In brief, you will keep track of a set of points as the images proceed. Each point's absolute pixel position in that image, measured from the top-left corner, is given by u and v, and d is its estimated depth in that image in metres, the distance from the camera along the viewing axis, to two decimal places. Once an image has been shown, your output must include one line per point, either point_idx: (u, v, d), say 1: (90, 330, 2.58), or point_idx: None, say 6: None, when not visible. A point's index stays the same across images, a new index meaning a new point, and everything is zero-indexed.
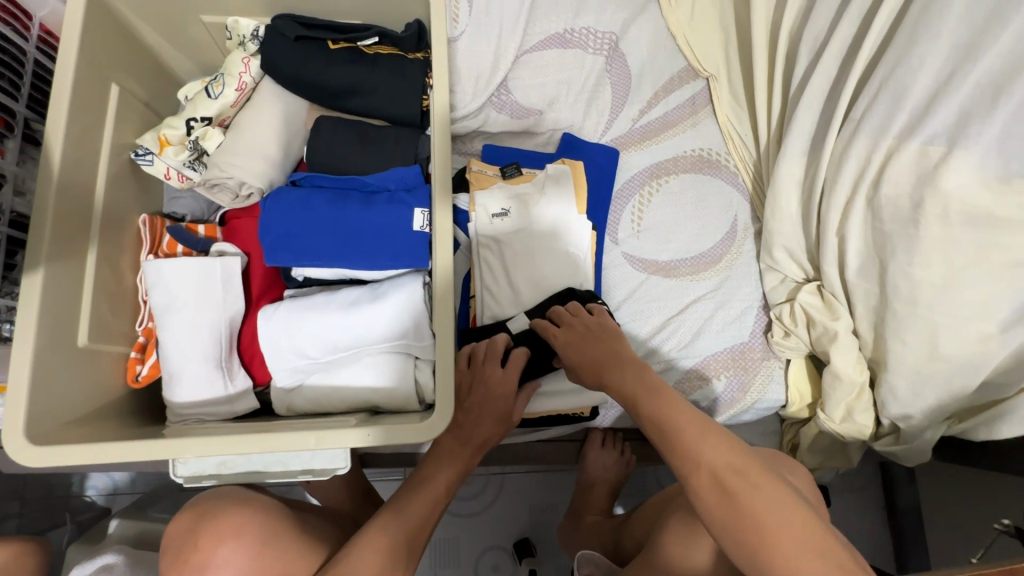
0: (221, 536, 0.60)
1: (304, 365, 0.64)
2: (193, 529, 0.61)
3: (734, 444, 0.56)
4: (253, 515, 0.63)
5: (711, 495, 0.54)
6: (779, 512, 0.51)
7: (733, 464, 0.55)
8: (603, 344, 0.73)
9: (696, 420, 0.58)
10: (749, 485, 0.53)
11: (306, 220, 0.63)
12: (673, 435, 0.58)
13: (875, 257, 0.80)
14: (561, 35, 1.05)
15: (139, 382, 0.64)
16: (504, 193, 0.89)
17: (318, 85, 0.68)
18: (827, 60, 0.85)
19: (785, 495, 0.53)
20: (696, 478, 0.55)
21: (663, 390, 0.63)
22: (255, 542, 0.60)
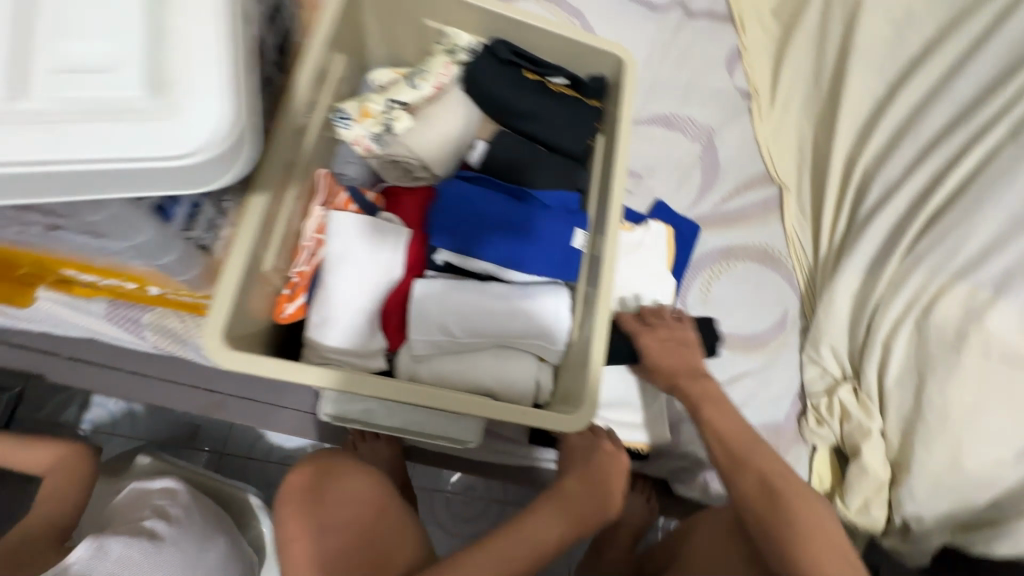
0: (343, 497, 0.64)
1: (444, 340, 0.68)
2: (290, 502, 0.64)
3: (794, 487, 0.72)
4: (370, 487, 0.66)
5: (761, 504, 0.71)
6: (802, 513, 0.69)
7: (794, 506, 0.70)
8: (693, 377, 0.86)
9: (741, 431, 0.79)
10: (779, 495, 0.71)
11: (480, 213, 0.71)
12: (731, 448, 0.77)
13: (914, 372, 0.93)
14: (667, 117, 1.20)
15: (284, 318, 0.67)
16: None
17: (507, 103, 0.77)
18: (897, 200, 1.01)
19: (811, 507, 0.70)
20: (743, 480, 0.74)
21: (744, 433, 0.79)
22: (370, 514, 0.64)
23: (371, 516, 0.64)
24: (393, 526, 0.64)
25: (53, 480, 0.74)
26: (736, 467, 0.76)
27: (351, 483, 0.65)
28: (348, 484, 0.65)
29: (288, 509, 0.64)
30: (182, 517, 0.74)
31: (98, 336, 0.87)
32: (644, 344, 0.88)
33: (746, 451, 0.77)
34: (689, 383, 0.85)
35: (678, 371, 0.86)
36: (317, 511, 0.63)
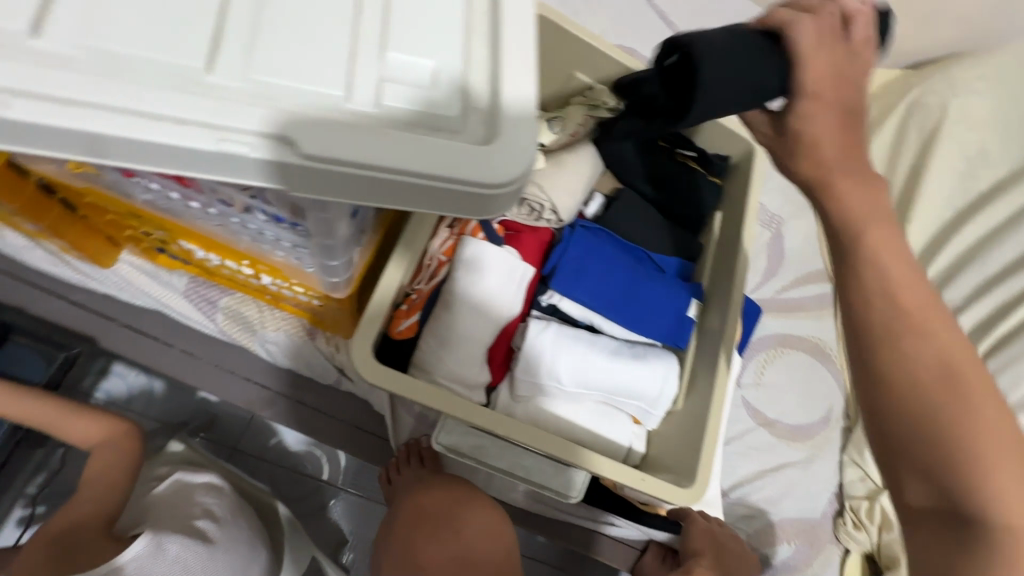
0: (466, 519, 0.74)
1: (552, 387, 0.67)
2: (422, 526, 0.75)
3: (957, 350, 0.53)
4: (490, 514, 0.75)
5: (942, 388, 0.51)
6: (988, 406, 0.52)
7: (977, 398, 0.52)
8: (888, 222, 0.55)
9: (920, 294, 0.54)
10: (966, 375, 0.52)
11: (605, 264, 0.71)
12: (893, 328, 0.53)
13: None
14: None
15: (396, 334, 0.66)
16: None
17: (636, 164, 0.79)
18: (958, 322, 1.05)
19: (995, 399, 0.52)
20: (924, 372, 0.52)
21: (918, 283, 0.54)
22: (488, 539, 0.74)
23: (487, 541, 0.74)
24: (501, 544, 0.75)
25: (98, 460, 0.71)
26: (911, 345, 0.52)
27: (473, 511, 0.75)
28: (471, 512, 0.75)
29: (422, 527, 0.75)
30: (228, 520, 0.70)
31: (169, 311, 0.83)
32: (806, 127, 0.53)
33: (910, 303, 0.53)
34: (883, 231, 0.55)
35: (834, 155, 0.54)
36: (443, 536, 0.74)
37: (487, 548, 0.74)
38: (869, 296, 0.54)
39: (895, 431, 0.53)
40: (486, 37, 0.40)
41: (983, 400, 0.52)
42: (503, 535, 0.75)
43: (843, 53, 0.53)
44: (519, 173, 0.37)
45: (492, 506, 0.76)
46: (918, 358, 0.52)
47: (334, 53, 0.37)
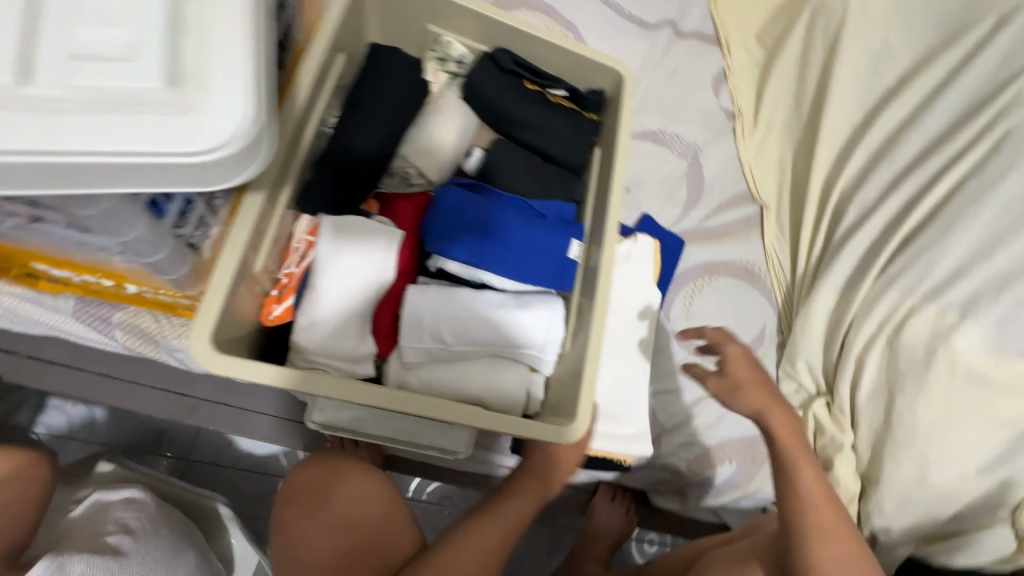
0: (346, 492, 0.70)
1: (436, 348, 0.67)
2: (314, 497, 0.70)
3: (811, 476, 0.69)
4: (372, 486, 0.71)
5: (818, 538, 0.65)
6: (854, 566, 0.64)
7: (831, 528, 0.66)
8: (760, 376, 0.72)
9: (788, 425, 0.71)
10: (835, 532, 0.66)
11: (476, 222, 0.70)
12: (792, 481, 0.69)
13: (885, 388, 0.96)
14: (654, 133, 1.22)
15: (270, 320, 0.64)
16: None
17: (507, 113, 0.77)
18: (871, 222, 1.05)
19: (853, 542, 0.66)
20: (810, 522, 0.66)
21: (805, 449, 0.71)
22: (366, 511, 0.69)
23: (366, 513, 0.69)
24: (381, 514, 0.69)
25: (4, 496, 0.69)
26: (785, 474, 0.70)
27: (354, 482, 0.71)
28: (351, 484, 0.70)
29: (296, 504, 0.70)
30: (144, 533, 0.71)
31: (67, 334, 0.82)
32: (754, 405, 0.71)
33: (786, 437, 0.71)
34: (777, 414, 0.71)
35: (747, 367, 0.72)
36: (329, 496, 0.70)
37: (365, 521, 0.68)
38: (779, 463, 0.71)
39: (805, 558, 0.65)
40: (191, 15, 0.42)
41: (833, 519, 0.66)
42: (385, 505, 0.70)
43: (736, 358, 0.72)
44: (220, 133, 0.40)
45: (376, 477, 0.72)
46: (801, 476, 0.69)
47: None
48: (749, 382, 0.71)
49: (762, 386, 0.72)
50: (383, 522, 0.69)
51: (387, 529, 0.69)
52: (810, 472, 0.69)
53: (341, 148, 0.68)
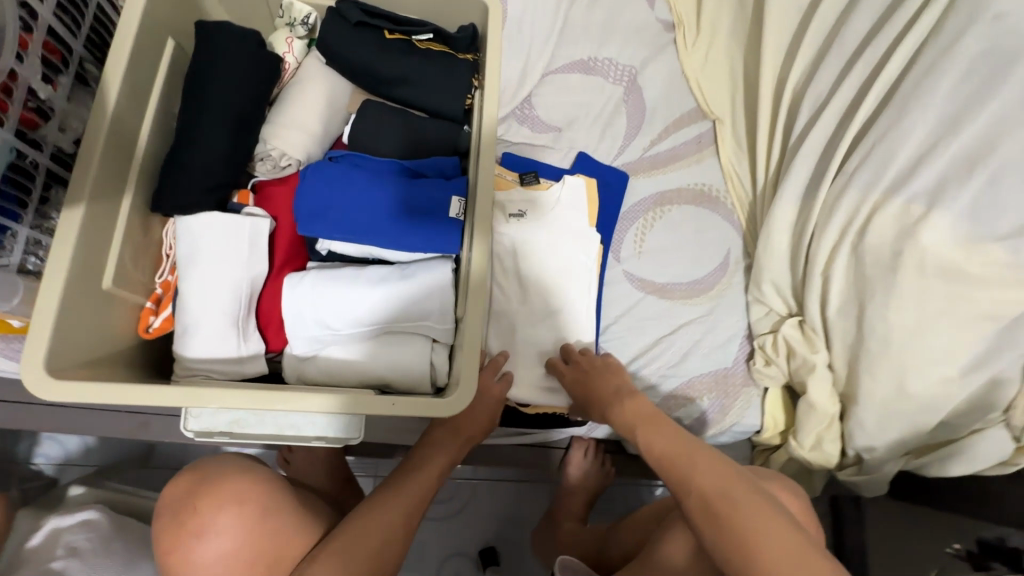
0: (214, 525, 0.56)
1: (325, 335, 0.65)
2: (190, 498, 0.58)
3: (674, 444, 0.69)
4: (247, 510, 0.56)
5: (699, 508, 0.61)
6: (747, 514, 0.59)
7: (707, 485, 0.63)
8: (604, 380, 0.82)
9: (645, 415, 0.75)
10: (720, 493, 0.62)
11: (347, 196, 0.66)
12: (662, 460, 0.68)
13: (855, 299, 0.88)
14: (584, 62, 1.12)
15: (150, 333, 0.63)
16: (522, 196, 0.93)
17: (371, 69, 0.71)
18: (826, 117, 0.94)
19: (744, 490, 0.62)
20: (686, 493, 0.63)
21: (663, 424, 0.73)
22: (248, 541, 0.55)
23: (248, 543, 0.55)
24: (273, 530, 0.56)
25: None
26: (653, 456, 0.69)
27: (222, 511, 0.56)
28: (220, 514, 0.56)
29: (162, 527, 0.58)
30: (95, 553, 0.75)
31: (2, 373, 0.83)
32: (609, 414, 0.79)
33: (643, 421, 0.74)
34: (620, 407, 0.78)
35: (594, 384, 0.82)
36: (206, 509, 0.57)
37: (252, 549, 0.55)
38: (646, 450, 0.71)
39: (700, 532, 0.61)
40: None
41: (705, 473, 0.64)
42: (277, 515, 0.57)
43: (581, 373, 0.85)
44: None
45: (252, 489, 0.58)
46: (664, 451, 0.69)
47: None
48: (592, 389, 0.82)
49: (606, 387, 0.81)
50: (280, 539, 0.56)
51: (284, 544, 0.56)
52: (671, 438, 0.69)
53: (188, 140, 0.63)
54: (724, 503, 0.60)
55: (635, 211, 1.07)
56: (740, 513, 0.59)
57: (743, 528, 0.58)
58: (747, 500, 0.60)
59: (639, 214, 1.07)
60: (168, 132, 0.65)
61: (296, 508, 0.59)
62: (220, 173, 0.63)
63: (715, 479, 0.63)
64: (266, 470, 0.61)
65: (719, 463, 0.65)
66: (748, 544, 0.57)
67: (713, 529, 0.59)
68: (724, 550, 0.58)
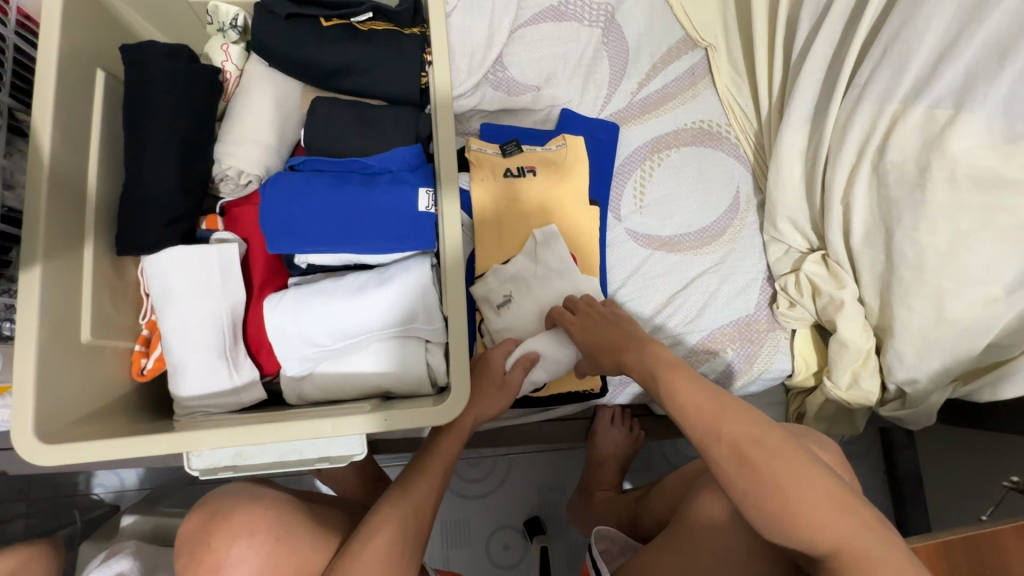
0: (229, 559, 0.56)
1: (315, 351, 0.63)
2: (204, 531, 0.60)
3: (696, 389, 0.55)
4: (259, 541, 0.57)
5: (732, 465, 0.50)
6: (795, 473, 0.48)
7: (742, 440, 0.50)
8: (613, 326, 0.71)
9: (664, 361, 0.61)
10: (760, 445, 0.50)
11: (308, 205, 0.62)
12: (684, 410, 0.54)
13: (879, 223, 0.80)
14: (555, 8, 0.99)
15: (145, 375, 0.63)
16: (499, 278, 0.83)
17: (312, 62, 0.66)
18: (830, 25, 0.84)
19: (785, 444, 0.50)
20: (714, 448, 0.51)
21: (680, 367, 0.59)
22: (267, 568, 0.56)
23: (267, 568, 0.56)
24: (289, 551, 0.58)
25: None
26: (671, 407, 0.56)
27: (234, 544, 0.57)
28: (234, 547, 0.57)
29: (180, 570, 0.58)
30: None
31: None
32: (623, 362, 0.66)
33: (661, 359, 0.61)
34: (633, 357, 0.64)
35: (594, 344, 0.71)
36: (218, 544, 0.58)
37: None
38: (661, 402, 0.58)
39: (732, 490, 0.50)
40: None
41: (740, 424, 0.51)
42: (292, 540, 0.59)
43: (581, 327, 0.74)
44: None
45: (261, 519, 0.59)
46: (686, 400, 0.55)
47: None
48: (600, 340, 0.71)
49: (612, 335, 0.69)
50: (296, 562, 0.58)
51: (301, 564, 0.58)
52: (690, 384, 0.56)
53: (136, 175, 0.60)
54: (757, 451, 0.50)
55: (631, 165, 0.98)
56: (781, 470, 0.48)
57: (780, 480, 0.48)
58: (787, 449, 0.50)
59: (636, 167, 0.98)
60: (118, 168, 0.63)
61: (308, 529, 0.61)
62: (177, 204, 0.61)
63: (746, 425, 0.51)
64: (274, 498, 0.63)
65: (747, 408, 0.53)
66: (783, 493, 0.48)
67: (745, 483, 0.49)
68: (758, 504, 0.48)
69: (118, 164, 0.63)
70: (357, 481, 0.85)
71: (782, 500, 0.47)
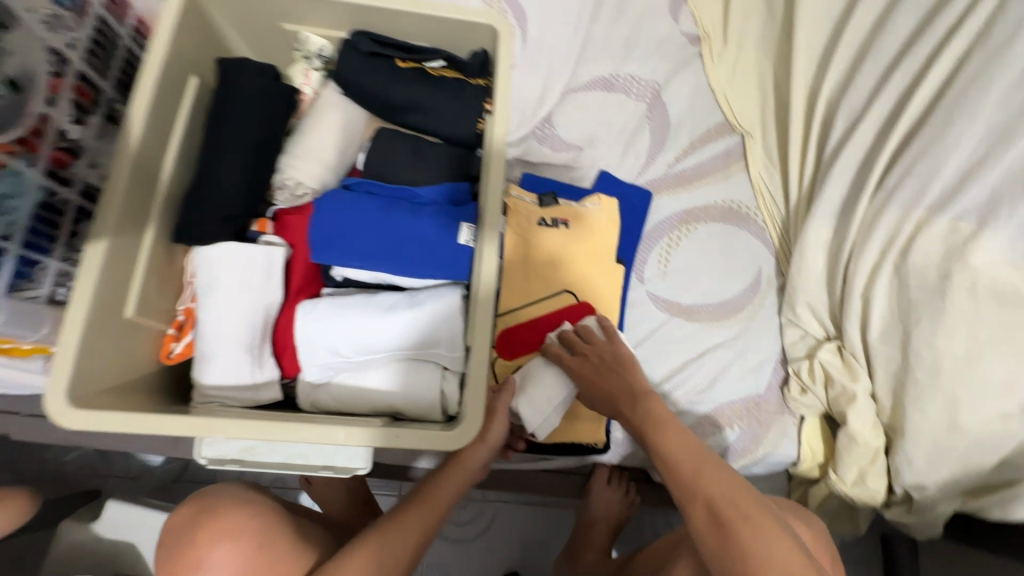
0: (212, 559, 0.56)
1: (336, 362, 0.65)
2: (190, 528, 0.59)
3: (681, 447, 0.57)
4: (242, 545, 0.57)
5: (708, 528, 0.51)
6: (768, 546, 0.49)
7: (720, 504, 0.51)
8: (612, 370, 0.70)
9: (656, 416, 0.62)
10: (738, 513, 0.51)
11: (356, 222, 0.65)
12: (670, 468, 0.56)
13: (898, 323, 0.82)
14: (606, 79, 1.07)
15: (171, 359, 0.65)
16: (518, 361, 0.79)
17: (383, 97, 0.72)
18: (865, 130, 0.90)
19: (762, 514, 0.51)
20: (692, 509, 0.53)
21: (672, 423, 0.61)
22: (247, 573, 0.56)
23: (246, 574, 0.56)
24: (269, 559, 0.57)
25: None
26: (662, 464, 0.58)
27: (217, 544, 0.57)
28: (217, 548, 0.57)
29: (162, 563, 0.59)
30: None
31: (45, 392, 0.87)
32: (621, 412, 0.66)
33: (654, 411, 0.63)
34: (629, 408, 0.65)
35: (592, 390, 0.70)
36: (199, 544, 0.57)
37: None
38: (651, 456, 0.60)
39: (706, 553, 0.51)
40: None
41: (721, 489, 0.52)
42: (274, 548, 0.58)
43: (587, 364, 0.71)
44: None
45: (247, 522, 0.59)
46: (672, 457, 0.57)
47: None
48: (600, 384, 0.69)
49: (612, 380, 0.68)
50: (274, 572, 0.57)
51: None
52: (678, 443, 0.58)
53: (206, 173, 0.65)
54: (734, 517, 0.50)
55: (661, 232, 1.02)
56: (753, 540, 0.49)
57: (751, 549, 0.49)
58: (766, 521, 0.50)
59: (664, 235, 1.02)
60: (190, 164, 0.68)
61: (290, 540, 0.60)
62: (236, 203, 0.65)
63: (727, 489, 0.52)
64: (263, 504, 0.63)
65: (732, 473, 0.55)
66: (754, 562, 0.48)
67: (718, 546, 0.50)
68: (729, 571, 0.49)
69: (191, 161, 0.68)
70: (345, 499, 0.84)
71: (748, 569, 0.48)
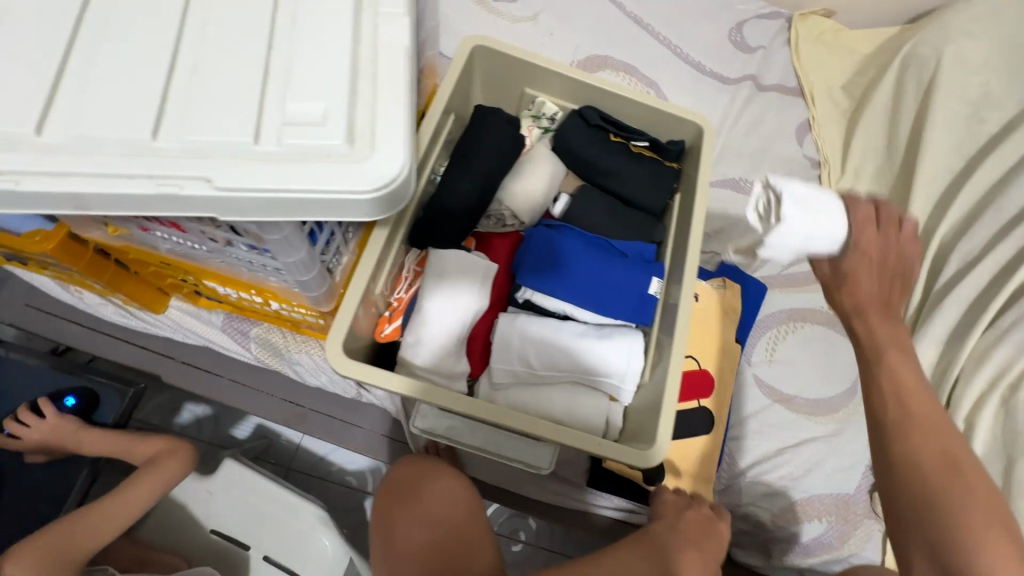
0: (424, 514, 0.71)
1: (523, 371, 0.74)
2: (411, 480, 0.74)
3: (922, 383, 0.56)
4: (448, 514, 0.71)
5: (912, 436, 0.54)
6: (957, 481, 0.52)
7: (934, 434, 0.54)
8: (895, 284, 0.59)
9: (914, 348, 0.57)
10: (942, 449, 0.54)
11: (562, 257, 0.76)
12: (896, 395, 0.56)
13: (1001, 452, 0.88)
14: (737, 181, 1.21)
15: (382, 337, 0.75)
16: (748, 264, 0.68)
17: (592, 162, 0.86)
18: (978, 274, 1.01)
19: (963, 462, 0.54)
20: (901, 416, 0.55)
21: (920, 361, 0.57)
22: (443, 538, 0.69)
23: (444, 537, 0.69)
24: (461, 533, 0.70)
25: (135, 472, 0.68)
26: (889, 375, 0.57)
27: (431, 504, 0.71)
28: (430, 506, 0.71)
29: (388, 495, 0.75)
30: None
31: (213, 344, 0.97)
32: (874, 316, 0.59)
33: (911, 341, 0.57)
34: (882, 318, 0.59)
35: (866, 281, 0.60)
36: (421, 493, 0.73)
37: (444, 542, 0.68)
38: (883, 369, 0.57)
39: (887, 457, 0.55)
40: (311, 78, 0.47)
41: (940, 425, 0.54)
42: (466, 526, 0.71)
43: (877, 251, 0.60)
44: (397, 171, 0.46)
45: (454, 497, 0.73)
46: (909, 381, 0.56)
47: (248, 100, 0.46)
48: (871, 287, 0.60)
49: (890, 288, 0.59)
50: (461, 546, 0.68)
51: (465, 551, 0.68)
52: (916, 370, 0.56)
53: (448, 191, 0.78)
54: (936, 450, 0.53)
55: (770, 324, 1.12)
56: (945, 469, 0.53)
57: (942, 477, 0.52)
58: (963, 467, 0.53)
59: (772, 327, 1.12)
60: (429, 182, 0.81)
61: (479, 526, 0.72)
62: (466, 221, 0.78)
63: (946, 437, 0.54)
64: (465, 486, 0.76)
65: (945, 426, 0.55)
66: (940, 483, 0.52)
67: (911, 454, 0.54)
68: (910, 478, 0.53)
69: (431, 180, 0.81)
70: None
71: (927, 481, 0.52)
